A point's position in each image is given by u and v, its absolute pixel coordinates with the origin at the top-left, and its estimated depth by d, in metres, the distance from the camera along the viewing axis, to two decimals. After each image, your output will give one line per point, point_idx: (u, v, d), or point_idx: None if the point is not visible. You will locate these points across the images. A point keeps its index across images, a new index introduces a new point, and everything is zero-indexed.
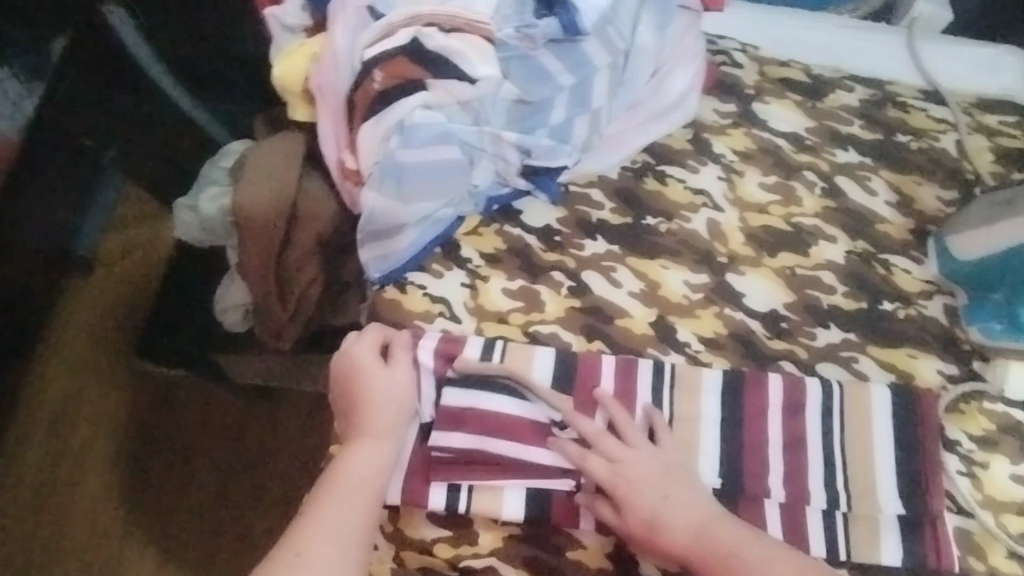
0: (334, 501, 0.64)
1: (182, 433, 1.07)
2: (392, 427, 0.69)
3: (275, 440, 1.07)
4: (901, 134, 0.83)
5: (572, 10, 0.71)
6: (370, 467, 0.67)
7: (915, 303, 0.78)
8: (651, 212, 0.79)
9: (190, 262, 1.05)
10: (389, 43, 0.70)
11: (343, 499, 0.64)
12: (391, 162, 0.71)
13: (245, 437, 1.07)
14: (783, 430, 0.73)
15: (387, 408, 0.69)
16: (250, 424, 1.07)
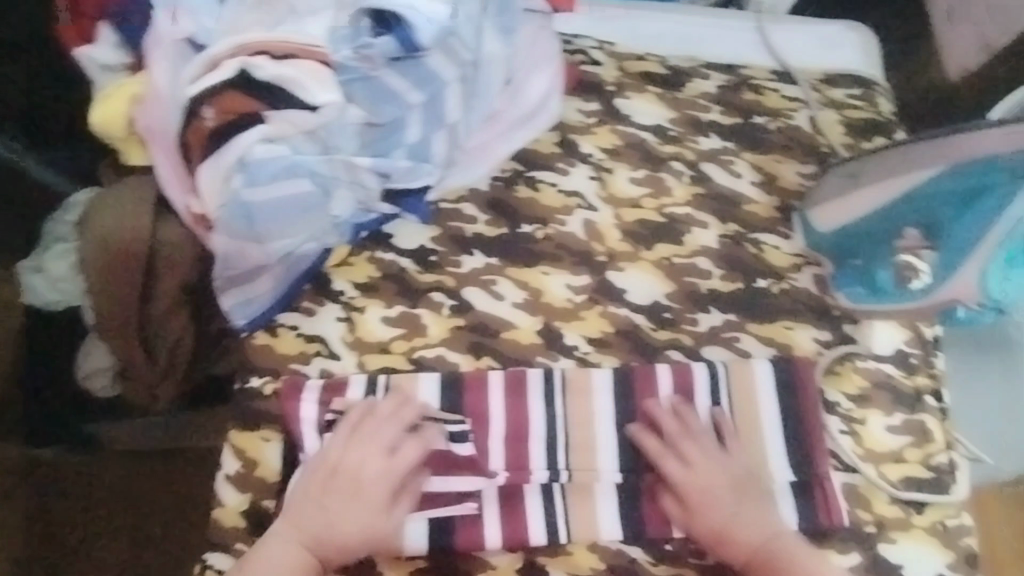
0: (277, 540, 0.66)
1: (81, 513, 0.99)
2: (334, 463, 0.68)
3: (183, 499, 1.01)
4: (758, 116, 0.84)
5: (405, 25, 0.67)
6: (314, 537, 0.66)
7: (787, 278, 0.80)
8: (526, 219, 0.78)
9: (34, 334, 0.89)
10: (214, 76, 0.66)
11: (286, 537, 0.66)
12: (238, 202, 0.68)
13: (149, 503, 1.00)
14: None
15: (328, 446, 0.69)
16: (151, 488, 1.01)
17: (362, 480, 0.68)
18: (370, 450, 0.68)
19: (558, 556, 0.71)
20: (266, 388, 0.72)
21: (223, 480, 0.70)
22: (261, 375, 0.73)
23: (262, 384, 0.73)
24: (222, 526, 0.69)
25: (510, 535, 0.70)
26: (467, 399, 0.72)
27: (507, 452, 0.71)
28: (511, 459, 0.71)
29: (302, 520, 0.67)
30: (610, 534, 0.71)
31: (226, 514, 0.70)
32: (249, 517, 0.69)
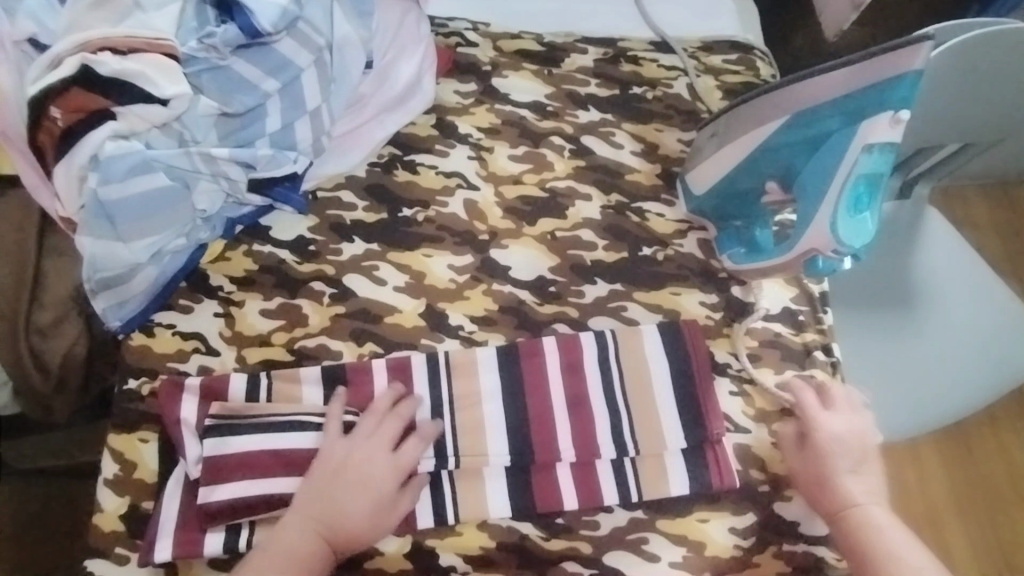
0: (302, 526, 0.63)
1: None
2: (337, 447, 0.66)
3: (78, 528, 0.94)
4: (636, 87, 0.87)
5: (246, 12, 0.66)
6: (324, 535, 0.63)
7: (672, 244, 0.81)
8: (406, 203, 0.79)
9: None
10: (55, 75, 0.63)
11: (308, 523, 0.63)
12: (95, 202, 0.66)
13: (43, 528, 0.94)
14: (564, 390, 0.72)
15: (334, 427, 0.67)
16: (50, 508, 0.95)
17: (371, 468, 0.66)
18: (368, 437, 0.67)
19: (447, 538, 0.68)
20: (142, 389, 0.70)
21: (99, 485, 0.67)
22: (138, 376, 0.70)
23: (139, 385, 0.70)
24: (102, 533, 0.65)
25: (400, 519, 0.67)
26: (351, 389, 0.70)
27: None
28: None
29: (316, 508, 0.64)
30: (500, 511, 0.69)
31: (106, 519, 0.66)
32: (127, 520, 0.66)
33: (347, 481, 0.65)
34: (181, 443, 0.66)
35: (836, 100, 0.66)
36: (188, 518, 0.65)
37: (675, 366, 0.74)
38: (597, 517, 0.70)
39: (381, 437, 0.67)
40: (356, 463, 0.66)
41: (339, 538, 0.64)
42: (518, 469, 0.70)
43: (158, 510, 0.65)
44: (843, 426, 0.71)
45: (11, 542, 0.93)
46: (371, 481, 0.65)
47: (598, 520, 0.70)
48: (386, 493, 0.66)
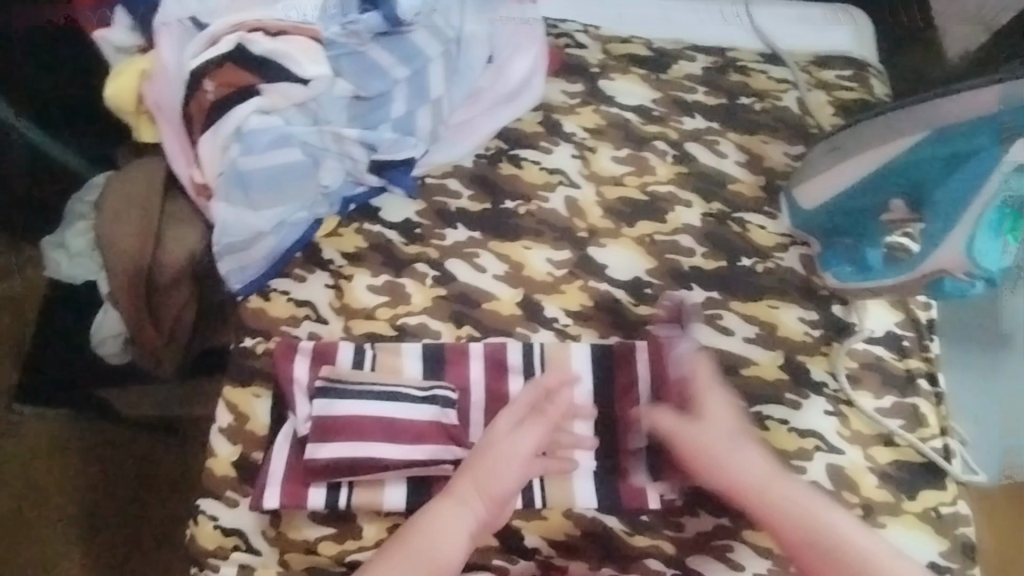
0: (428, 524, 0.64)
1: (83, 484, 1.02)
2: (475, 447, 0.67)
3: (174, 480, 1.03)
4: (744, 97, 0.86)
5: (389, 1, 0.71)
6: (459, 502, 0.65)
7: (772, 257, 0.80)
8: (510, 195, 0.81)
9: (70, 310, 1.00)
10: (215, 51, 0.69)
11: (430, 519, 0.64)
12: (234, 170, 0.71)
13: (143, 477, 1.03)
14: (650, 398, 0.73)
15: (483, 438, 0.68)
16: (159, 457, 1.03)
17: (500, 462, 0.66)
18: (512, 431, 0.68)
19: (533, 521, 0.69)
20: (257, 348, 0.74)
21: (215, 432, 0.72)
22: (254, 335, 0.75)
23: (254, 344, 0.74)
24: (215, 476, 0.71)
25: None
26: (449, 367, 0.73)
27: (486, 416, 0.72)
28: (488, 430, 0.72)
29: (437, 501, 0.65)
30: (586, 502, 0.69)
31: (219, 464, 0.71)
32: (238, 467, 0.71)
33: (489, 457, 0.67)
34: (292, 401, 0.71)
35: (983, 119, 0.62)
36: (293, 473, 0.68)
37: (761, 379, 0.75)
38: (682, 519, 0.70)
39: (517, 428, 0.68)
40: (497, 444, 0.67)
41: (474, 507, 0.65)
42: (608, 469, 0.71)
43: (266, 462, 0.69)
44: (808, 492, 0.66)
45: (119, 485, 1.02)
46: (509, 463, 0.67)
47: (683, 521, 0.70)
48: (519, 477, 0.67)
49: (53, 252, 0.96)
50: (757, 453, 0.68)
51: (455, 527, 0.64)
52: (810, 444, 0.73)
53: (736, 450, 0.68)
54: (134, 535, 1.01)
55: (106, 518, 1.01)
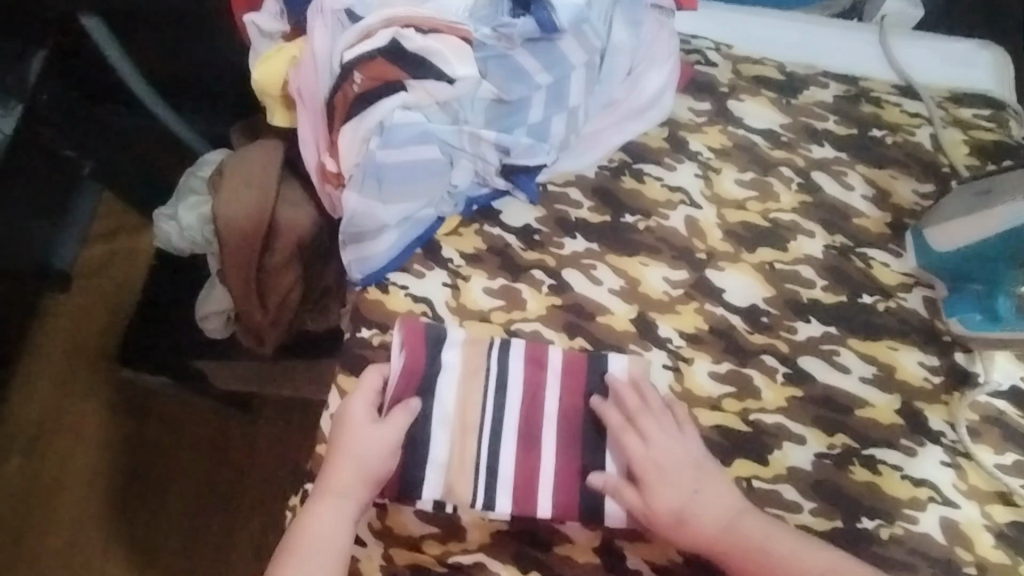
0: (326, 506, 0.66)
1: (174, 437, 1.14)
2: (348, 428, 0.68)
3: (254, 445, 1.13)
4: (876, 129, 0.84)
5: (545, 8, 0.72)
6: (339, 497, 0.66)
7: (895, 296, 0.79)
8: (630, 210, 0.80)
9: (184, 285, 1.09)
10: (369, 44, 0.71)
11: (335, 501, 0.66)
12: (372, 162, 0.72)
13: (226, 439, 1.14)
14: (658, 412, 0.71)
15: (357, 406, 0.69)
16: (230, 428, 1.14)
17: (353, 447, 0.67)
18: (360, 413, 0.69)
19: (634, 542, 0.70)
20: (373, 340, 0.75)
21: (327, 420, 0.73)
22: (370, 327, 0.75)
23: (370, 336, 0.75)
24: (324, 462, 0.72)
25: (565, 506, 0.69)
26: (523, 383, 0.72)
27: (560, 438, 0.71)
28: (562, 449, 0.71)
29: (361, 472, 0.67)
30: None
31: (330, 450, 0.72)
32: None
33: (351, 444, 0.67)
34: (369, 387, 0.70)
35: None
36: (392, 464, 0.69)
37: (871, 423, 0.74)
38: None
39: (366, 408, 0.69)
40: (350, 435, 0.68)
41: (354, 497, 0.66)
42: None
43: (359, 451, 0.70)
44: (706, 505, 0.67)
45: (207, 442, 1.13)
46: (364, 457, 0.67)
47: None
48: (376, 462, 0.67)
49: (166, 223, 0.99)
50: (716, 488, 0.68)
51: (327, 518, 0.65)
52: (924, 494, 0.71)
53: (701, 488, 0.68)
54: (217, 486, 1.11)
55: (192, 471, 1.12)
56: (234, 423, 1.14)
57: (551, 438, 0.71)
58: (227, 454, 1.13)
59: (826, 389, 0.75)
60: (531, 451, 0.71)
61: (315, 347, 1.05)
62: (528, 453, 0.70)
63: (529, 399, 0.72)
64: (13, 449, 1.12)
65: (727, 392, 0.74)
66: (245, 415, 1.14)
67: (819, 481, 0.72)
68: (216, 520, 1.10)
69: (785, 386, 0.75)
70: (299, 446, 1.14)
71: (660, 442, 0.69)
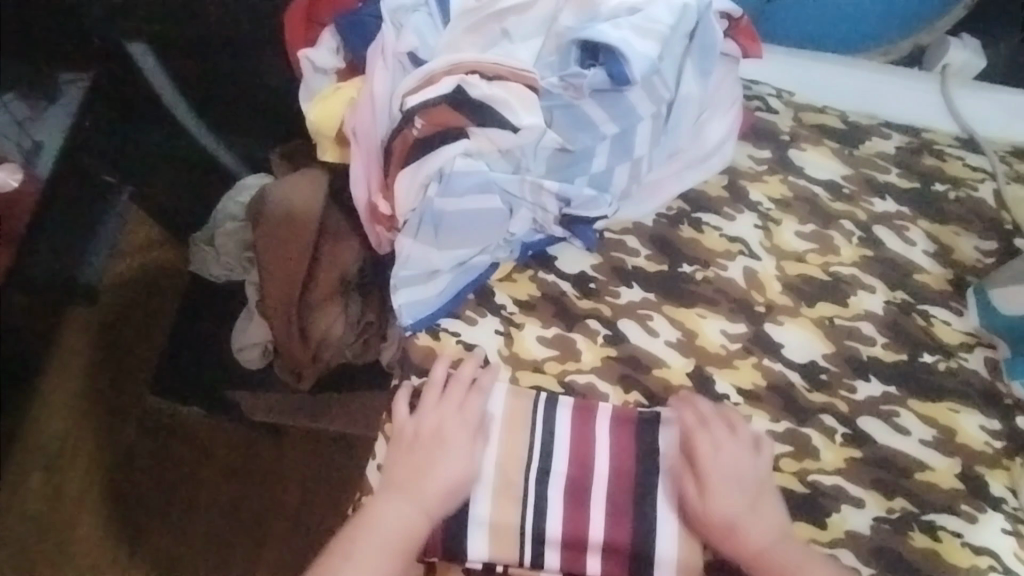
0: (388, 501, 0.67)
1: (197, 463, 1.11)
2: (427, 434, 0.69)
3: (281, 472, 1.10)
4: (939, 183, 0.82)
5: (619, 59, 0.69)
6: (396, 494, 0.67)
7: (956, 356, 0.77)
8: (687, 259, 0.78)
9: (210, 308, 1.06)
10: (432, 91, 0.69)
11: (396, 497, 0.67)
12: (430, 208, 0.71)
13: (252, 466, 1.10)
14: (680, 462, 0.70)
15: (433, 415, 0.70)
16: (258, 451, 1.11)
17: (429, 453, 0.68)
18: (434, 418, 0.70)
19: None
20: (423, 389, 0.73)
21: (375, 470, 0.72)
22: (420, 375, 0.74)
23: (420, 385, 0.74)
24: None
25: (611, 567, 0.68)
26: (574, 438, 0.71)
27: (610, 496, 0.69)
28: (616, 506, 0.69)
29: (410, 472, 0.68)
30: None
31: None
32: None
33: (442, 458, 0.68)
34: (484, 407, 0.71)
35: None
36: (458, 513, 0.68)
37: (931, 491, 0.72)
38: None
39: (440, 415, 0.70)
40: (422, 442, 0.69)
41: (428, 504, 0.67)
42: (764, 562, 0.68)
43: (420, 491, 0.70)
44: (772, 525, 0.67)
45: (231, 468, 1.10)
46: (451, 463, 0.68)
47: None
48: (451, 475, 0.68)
49: (203, 248, 0.99)
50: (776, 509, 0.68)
51: (391, 513, 0.66)
52: (983, 563, 0.70)
53: (757, 515, 0.67)
54: (243, 514, 1.08)
55: (215, 499, 1.09)
56: (261, 448, 1.11)
57: (601, 497, 0.69)
58: (253, 480, 1.10)
59: (886, 451, 0.73)
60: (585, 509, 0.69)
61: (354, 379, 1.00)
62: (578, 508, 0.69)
63: (578, 457, 0.70)
64: (25, 476, 1.07)
65: (785, 453, 0.73)
66: (272, 440, 1.11)
67: (879, 547, 0.70)
68: (242, 550, 1.07)
69: (843, 447, 0.73)
70: (328, 475, 1.10)
71: (722, 469, 0.68)
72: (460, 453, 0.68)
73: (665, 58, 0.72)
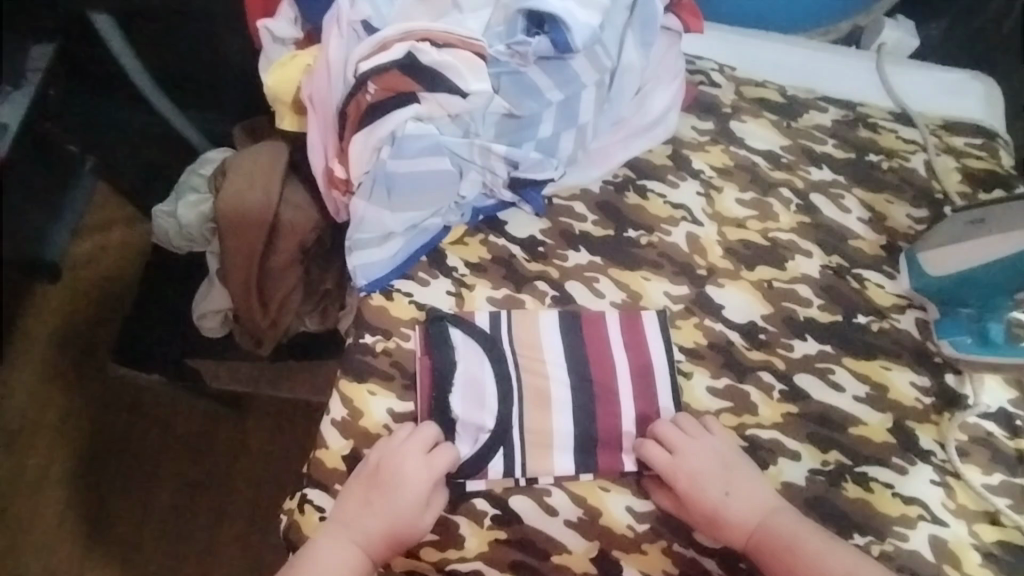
0: None
1: (158, 434, 1.13)
2: (346, 521, 0.67)
3: (244, 444, 1.13)
4: (873, 154, 0.86)
5: (562, 28, 0.71)
6: None
7: (888, 317, 0.80)
8: (633, 225, 0.81)
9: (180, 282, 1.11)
10: (385, 57, 0.71)
11: None
12: (382, 171, 0.72)
13: (214, 439, 1.13)
14: (627, 363, 0.75)
15: (356, 498, 0.68)
16: (221, 427, 1.14)
17: (343, 539, 0.67)
18: (359, 499, 0.68)
19: (632, 553, 0.70)
20: (377, 346, 0.75)
21: (327, 425, 0.73)
22: (374, 333, 0.75)
23: (374, 342, 0.75)
24: (324, 467, 0.71)
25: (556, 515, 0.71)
26: (591, 348, 0.75)
27: (634, 387, 0.75)
28: (639, 396, 0.74)
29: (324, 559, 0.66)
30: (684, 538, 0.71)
31: (329, 455, 0.71)
32: (347, 462, 0.71)
33: (348, 536, 0.67)
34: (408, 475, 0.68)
35: None
36: (485, 430, 0.71)
37: (866, 446, 0.74)
38: None
39: (369, 496, 0.68)
40: (336, 528, 0.67)
41: None
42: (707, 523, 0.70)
43: (406, 344, 0.75)
44: (743, 499, 0.70)
45: (193, 437, 1.13)
46: (404, 488, 0.67)
47: None
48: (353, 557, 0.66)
49: (164, 221, 0.99)
50: (756, 490, 0.71)
51: None
52: (913, 510, 0.72)
53: (731, 489, 0.70)
54: (203, 481, 1.11)
55: (176, 470, 1.12)
56: (223, 422, 1.14)
57: (629, 418, 0.74)
58: (216, 452, 1.13)
59: (821, 407, 0.76)
60: (540, 454, 0.71)
61: (310, 348, 1.03)
62: (541, 454, 0.71)
63: (605, 405, 0.74)
64: None
65: (725, 407, 0.75)
66: (234, 414, 1.14)
67: (813, 497, 0.72)
68: (203, 518, 1.10)
69: (781, 402, 0.76)
70: (291, 448, 1.14)
71: (694, 458, 0.71)
72: (381, 517, 0.67)
73: (608, 28, 0.75)
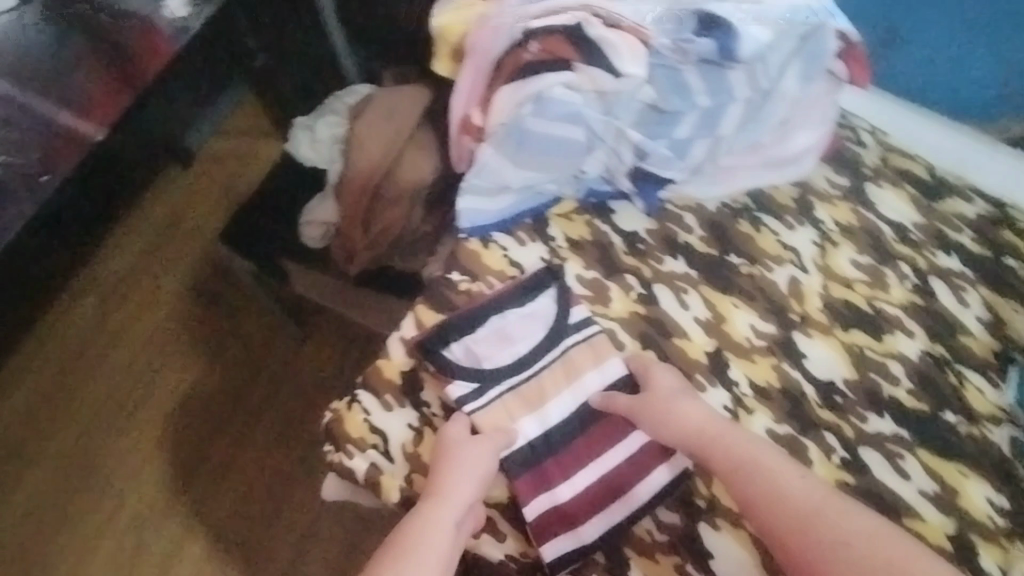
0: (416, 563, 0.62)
1: (232, 317, 1.22)
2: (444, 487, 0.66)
3: (302, 351, 1.20)
4: (1012, 259, 0.81)
5: (731, 36, 0.74)
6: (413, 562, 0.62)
7: (981, 424, 0.75)
8: (738, 251, 0.81)
9: None
10: (555, 21, 0.77)
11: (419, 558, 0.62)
12: (518, 125, 0.76)
13: (277, 338, 1.21)
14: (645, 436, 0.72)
15: (443, 470, 0.67)
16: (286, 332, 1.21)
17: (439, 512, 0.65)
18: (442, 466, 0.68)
19: (643, 556, 0.69)
20: (460, 285, 0.78)
21: (396, 340, 0.77)
22: (462, 273, 0.79)
23: (459, 280, 0.78)
24: (380, 376, 0.75)
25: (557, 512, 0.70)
26: (605, 422, 0.73)
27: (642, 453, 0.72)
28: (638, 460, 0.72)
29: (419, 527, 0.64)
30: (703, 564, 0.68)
31: (389, 366, 0.75)
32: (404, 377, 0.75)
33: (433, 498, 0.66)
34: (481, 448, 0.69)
35: None
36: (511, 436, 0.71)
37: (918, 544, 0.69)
38: None
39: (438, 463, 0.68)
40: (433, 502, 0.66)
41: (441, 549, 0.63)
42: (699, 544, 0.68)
43: (489, 291, 0.77)
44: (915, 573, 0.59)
45: (261, 329, 1.22)
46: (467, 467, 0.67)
47: None
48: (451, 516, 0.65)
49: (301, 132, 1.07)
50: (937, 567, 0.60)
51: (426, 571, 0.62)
52: None
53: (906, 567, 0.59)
54: (257, 372, 1.19)
55: (237, 354, 1.20)
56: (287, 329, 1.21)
57: (599, 468, 0.72)
58: (276, 350, 1.20)
59: (880, 488, 0.72)
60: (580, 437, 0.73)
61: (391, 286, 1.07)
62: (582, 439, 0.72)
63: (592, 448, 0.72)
64: (101, 283, 1.26)
65: None
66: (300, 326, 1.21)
67: None
68: (247, 405, 1.17)
69: (838, 469, 0.72)
70: (341, 370, 1.18)
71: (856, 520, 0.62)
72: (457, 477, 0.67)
73: (775, 51, 0.77)
